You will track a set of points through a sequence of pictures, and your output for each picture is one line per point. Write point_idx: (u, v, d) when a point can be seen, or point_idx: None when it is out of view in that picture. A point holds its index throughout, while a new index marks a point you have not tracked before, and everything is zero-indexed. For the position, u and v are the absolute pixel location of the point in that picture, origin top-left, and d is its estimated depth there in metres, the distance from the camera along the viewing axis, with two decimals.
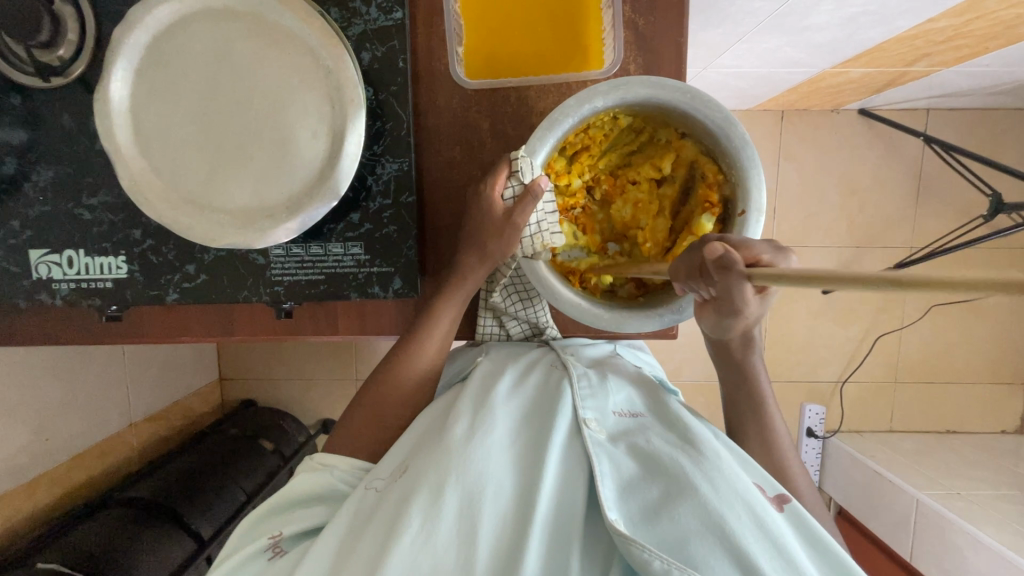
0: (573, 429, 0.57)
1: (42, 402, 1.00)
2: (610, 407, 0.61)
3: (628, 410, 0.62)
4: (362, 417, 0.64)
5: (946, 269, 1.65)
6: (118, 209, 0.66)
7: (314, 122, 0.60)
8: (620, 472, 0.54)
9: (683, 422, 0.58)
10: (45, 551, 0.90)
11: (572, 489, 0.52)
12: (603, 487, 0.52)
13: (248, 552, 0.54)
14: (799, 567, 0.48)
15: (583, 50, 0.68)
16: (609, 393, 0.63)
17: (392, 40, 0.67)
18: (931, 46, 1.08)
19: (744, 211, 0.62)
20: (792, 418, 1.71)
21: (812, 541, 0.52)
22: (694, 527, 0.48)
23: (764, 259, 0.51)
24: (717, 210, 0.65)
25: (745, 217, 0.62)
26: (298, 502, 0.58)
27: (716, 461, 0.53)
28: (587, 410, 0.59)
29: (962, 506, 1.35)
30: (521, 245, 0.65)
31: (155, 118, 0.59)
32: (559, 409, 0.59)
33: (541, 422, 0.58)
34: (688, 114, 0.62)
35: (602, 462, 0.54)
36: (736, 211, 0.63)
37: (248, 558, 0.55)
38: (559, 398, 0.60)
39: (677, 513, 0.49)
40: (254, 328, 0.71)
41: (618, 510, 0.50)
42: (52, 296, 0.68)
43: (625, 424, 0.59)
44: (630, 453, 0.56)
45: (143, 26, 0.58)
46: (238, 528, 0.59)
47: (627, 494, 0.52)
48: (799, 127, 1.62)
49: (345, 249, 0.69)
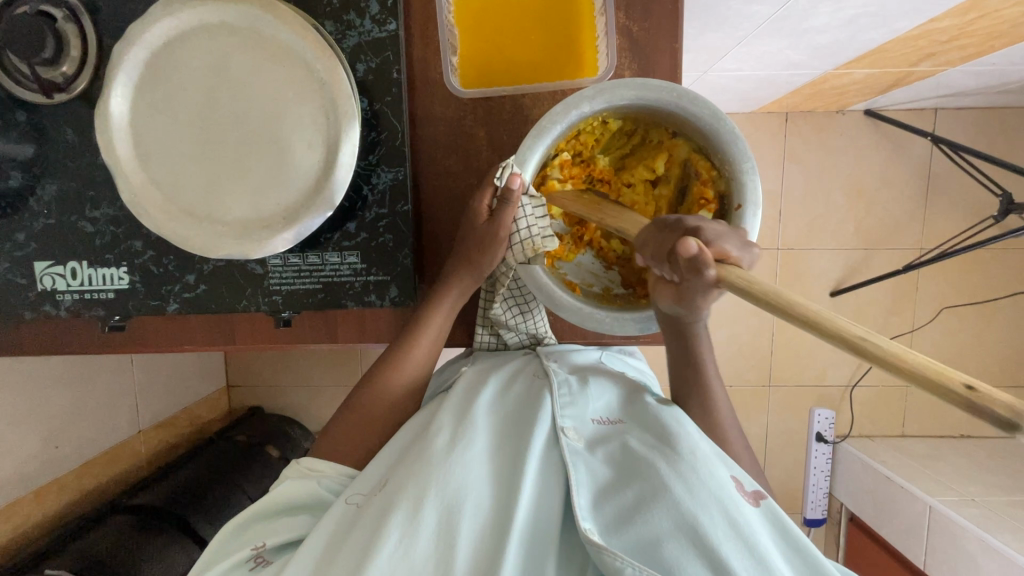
0: (552, 437, 0.58)
1: (50, 411, 1.02)
2: (589, 414, 0.62)
3: (607, 416, 0.62)
4: (349, 424, 0.64)
5: (957, 270, 1.62)
6: (120, 221, 0.68)
7: (310, 133, 0.61)
8: (596, 479, 0.55)
9: (662, 420, 0.58)
10: (54, 557, 0.91)
11: (549, 497, 0.53)
12: (578, 496, 0.53)
13: (231, 562, 0.55)
14: (772, 565, 0.47)
15: (576, 57, 0.69)
16: (589, 400, 0.63)
17: (387, 52, 0.67)
18: (935, 46, 1.07)
19: (741, 205, 0.61)
20: (801, 423, 1.69)
21: (786, 535, 0.52)
22: (667, 530, 0.48)
23: (733, 256, 0.49)
24: (712, 206, 0.65)
25: (742, 211, 0.61)
26: (282, 510, 0.59)
27: (693, 460, 0.52)
28: (566, 418, 0.60)
29: (976, 513, 1.32)
30: (513, 251, 0.66)
31: (154, 134, 0.61)
32: (537, 417, 0.59)
33: (521, 430, 0.59)
34: (676, 113, 0.62)
35: (578, 470, 0.55)
36: (733, 205, 0.62)
37: (230, 569, 0.54)
38: (539, 406, 0.61)
39: (650, 516, 0.49)
40: (253, 337, 0.72)
41: (592, 519, 0.51)
42: (57, 306, 0.69)
43: (604, 431, 0.60)
44: (607, 459, 0.56)
45: (141, 42, 0.59)
46: (219, 534, 0.59)
47: (602, 501, 0.53)
48: (804, 129, 1.61)
49: (341, 257, 0.70)
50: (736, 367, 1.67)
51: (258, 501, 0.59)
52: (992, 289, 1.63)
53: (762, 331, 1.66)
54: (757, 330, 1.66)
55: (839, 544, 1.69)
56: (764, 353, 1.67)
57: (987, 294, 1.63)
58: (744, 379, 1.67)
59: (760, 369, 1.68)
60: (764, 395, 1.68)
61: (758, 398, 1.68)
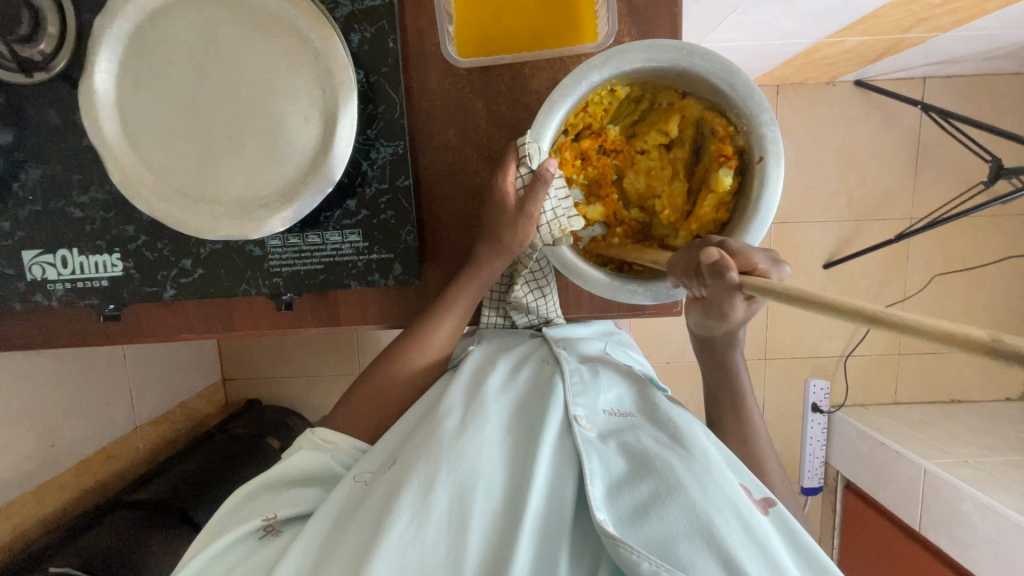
0: (564, 425, 0.58)
1: (45, 408, 1.00)
2: (601, 405, 0.62)
3: (618, 408, 0.62)
4: (363, 402, 0.64)
5: (947, 238, 1.64)
6: (110, 206, 0.65)
7: (306, 107, 0.59)
8: (609, 470, 0.54)
9: (674, 423, 0.59)
10: (57, 554, 0.90)
11: (562, 486, 0.53)
12: (592, 486, 0.52)
13: (237, 533, 0.53)
14: (782, 570, 0.48)
15: (575, 23, 0.67)
16: (600, 391, 0.63)
17: (382, 21, 0.65)
18: (928, 11, 1.06)
19: (763, 157, 0.63)
20: (797, 395, 1.72)
21: (795, 545, 0.53)
22: (682, 529, 0.48)
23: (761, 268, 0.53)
24: (733, 162, 0.65)
25: (764, 163, 0.62)
26: (292, 481, 0.58)
27: (705, 463, 0.53)
28: (578, 407, 0.60)
29: (970, 474, 1.35)
30: (539, 234, 0.66)
31: (142, 112, 0.58)
32: (551, 404, 0.59)
33: (533, 418, 0.58)
34: (687, 71, 0.63)
35: (592, 460, 0.54)
36: (754, 158, 0.64)
37: (235, 540, 0.53)
38: (552, 392, 0.61)
39: (665, 514, 0.49)
40: (253, 323, 0.70)
41: (607, 510, 0.51)
42: (48, 297, 0.67)
43: (615, 423, 0.60)
44: (620, 451, 0.56)
45: (124, 14, 0.56)
46: (225, 503, 0.58)
47: (616, 492, 0.53)
48: (795, 101, 1.61)
49: (342, 237, 0.68)
50: None
51: (269, 471, 0.59)
52: (980, 256, 1.65)
53: None
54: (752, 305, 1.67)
55: (836, 510, 1.73)
56: (759, 327, 1.69)
57: (976, 261, 1.66)
58: None
59: (756, 342, 1.69)
60: (760, 368, 1.70)
61: (754, 372, 1.71)
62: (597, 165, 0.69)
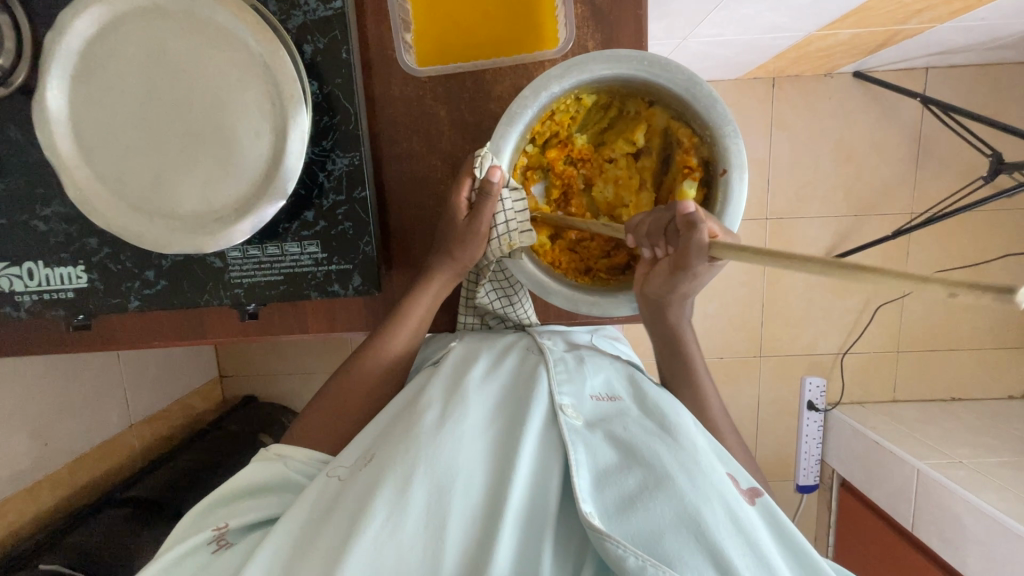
0: (550, 414, 0.58)
1: (37, 410, 1.03)
2: (587, 391, 0.62)
3: (606, 394, 0.62)
4: (328, 407, 0.64)
5: (949, 232, 1.60)
6: (73, 219, 0.66)
7: (257, 120, 0.59)
8: (597, 459, 0.54)
9: (661, 410, 0.59)
10: (48, 552, 0.93)
11: (547, 479, 0.53)
12: (579, 476, 0.52)
13: (190, 544, 0.55)
14: (768, 562, 0.48)
15: (537, 30, 0.66)
16: (586, 377, 0.63)
17: (334, 31, 0.64)
18: (919, 4, 1.03)
19: (726, 170, 0.61)
20: (792, 392, 1.70)
21: (780, 533, 0.53)
22: (669, 522, 0.48)
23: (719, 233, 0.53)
24: (697, 174, 0.64)
25: (727, 176, 0.61)
26: (248, 491, 0.59)
27: (692, 454, 0.53)
28: (564, 395, 0.60)
29: (964, 475, 1.33)
30: (490, 247, 0.67)
31: (95, 126, 0.59)
32: (534, 394, 0.59)
33: (518, 406, 0.58)
34: (651, 82, 0.61)
35: (578, 450, 0.54)
36: (718, 170, 0.62)
37: (189, 551, 0.54)
38: (537, 382, 0.60)
39: (652, 506, 0.49)
40: (224, 330, 0.72)
41: (593, 502, 0.50)
42: (16, 308, 0.68)
43: (602, 409, 0.60)
44: (607, 440, 0.56)
45: (73, 31, 0.56)
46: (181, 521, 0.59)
47: (603, 482, 0.52)
48: (791, 93, 1.57)
49: (301, 247, 0.68)
50: (727, 340, 1.67)
51: (225, 482, 0.59)
52: (983, 251, 1.61)
53: (752, 302, 1.65)
54: (747, 302, 1.65)
55: (831, 508, 1.72)
56: (754, 324, 1.66)
57: (978, 256, 1.61)
58: (735, 350, 1.68)
59: (750, 340, 1.67)
60: (755, 365, 1.69)
61: (749, 369, 1.69)
62: (564, 175, 0.69)
